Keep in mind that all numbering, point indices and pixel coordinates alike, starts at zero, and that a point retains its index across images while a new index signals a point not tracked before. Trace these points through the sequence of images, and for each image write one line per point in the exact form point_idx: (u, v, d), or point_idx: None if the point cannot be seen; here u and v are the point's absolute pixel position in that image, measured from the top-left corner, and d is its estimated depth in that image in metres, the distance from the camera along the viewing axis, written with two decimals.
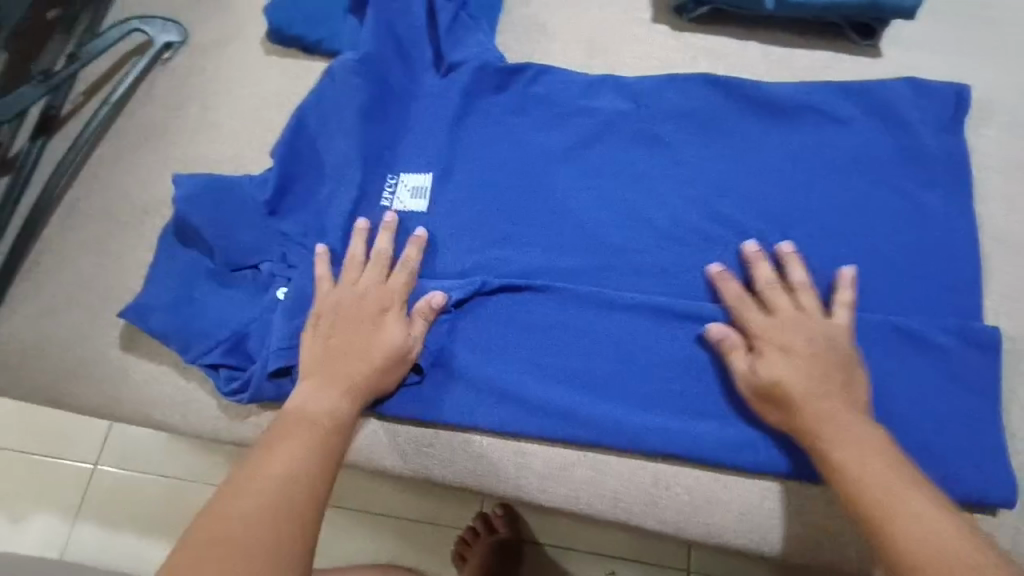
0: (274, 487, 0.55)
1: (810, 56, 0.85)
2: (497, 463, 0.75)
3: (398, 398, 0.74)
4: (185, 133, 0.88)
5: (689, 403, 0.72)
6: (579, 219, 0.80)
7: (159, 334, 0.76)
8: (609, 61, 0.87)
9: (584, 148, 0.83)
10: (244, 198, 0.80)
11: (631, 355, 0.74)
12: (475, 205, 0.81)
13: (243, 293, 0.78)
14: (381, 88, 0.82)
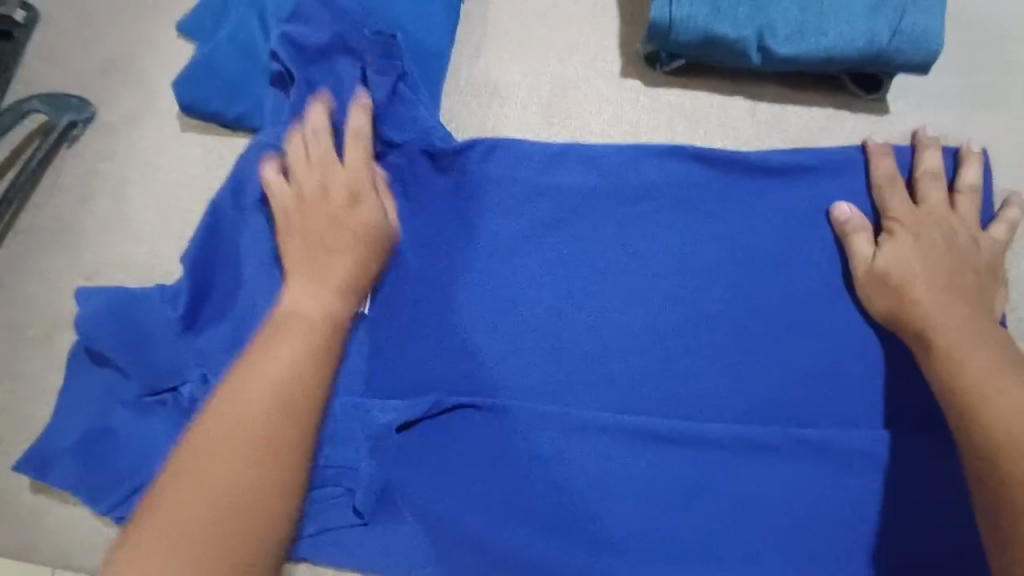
0: (255, 423, 0.53)
1: (804, 116, 0.74)
2: None
3: (340, 547, 0.65)
4: (97, 226, 0.78)
5: (670, 544, 0.63)
6: (542, 319, 0.70)
7: (71, 484, 0.67)
8: (574, 125, 0.76)
9: (547, 233, 0.72)
10: (157, 315, 0.70)
11: (604, 487, 0.65)
12: (420, 306, 0.70)
13: (164, 423, 0.67)
14: None
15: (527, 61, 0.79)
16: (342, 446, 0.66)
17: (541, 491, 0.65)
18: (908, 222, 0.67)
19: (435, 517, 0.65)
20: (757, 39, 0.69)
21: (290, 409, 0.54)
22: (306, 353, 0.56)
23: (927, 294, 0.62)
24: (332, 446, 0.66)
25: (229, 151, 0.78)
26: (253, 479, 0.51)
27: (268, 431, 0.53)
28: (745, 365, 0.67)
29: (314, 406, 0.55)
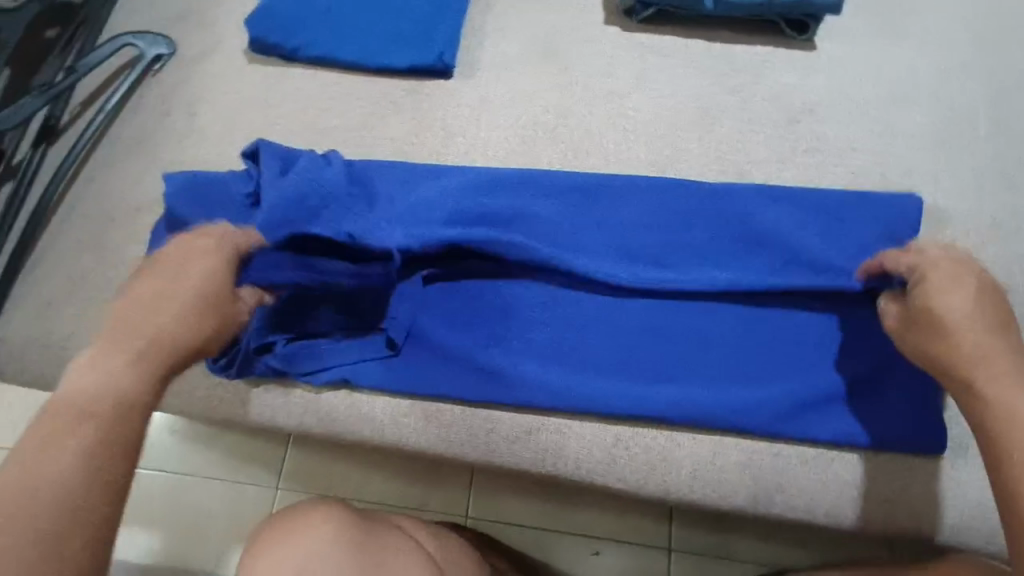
0: (87, 419, 0.51)
1: (750, 51, 0.92)
2: (468, 429, 0.80)
3: (377, 371, 0.80)
4: (171, 135, 0.93)
5: (643, 369, 0.78)
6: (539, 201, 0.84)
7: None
8: (566, 58, 0.94)
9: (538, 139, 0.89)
10: (230, 189, 0.83)
11: (589, 324, 0.80)
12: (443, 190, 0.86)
13: None
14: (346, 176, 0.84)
15: (529, 11, 0.97)
16: (378, 293, 0.81)
17: (540, 330, 0.80)
18: (935, 275, 0.64)
19: (452, 350, 0.80)
20: None
21: (108, 369, 0.55)
22: (145, 355, 0.57)
23: (968, 346, 0.61)
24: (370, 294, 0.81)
25: (284, 76, 0.95)
26: (101, 435, 0.51)
27: (102, 436, 0.52)
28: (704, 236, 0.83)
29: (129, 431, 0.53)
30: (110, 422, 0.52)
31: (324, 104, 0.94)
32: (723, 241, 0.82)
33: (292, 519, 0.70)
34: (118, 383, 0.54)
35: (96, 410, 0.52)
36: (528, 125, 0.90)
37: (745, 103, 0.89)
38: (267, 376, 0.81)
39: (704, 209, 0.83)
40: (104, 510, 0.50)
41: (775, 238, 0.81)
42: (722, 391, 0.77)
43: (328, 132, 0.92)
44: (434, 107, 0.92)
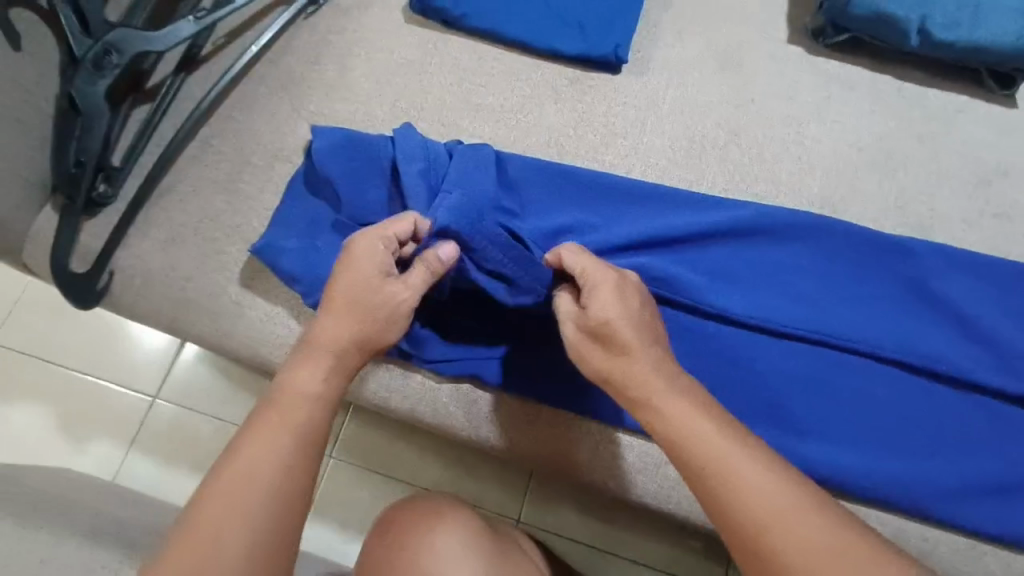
0: (294, 404, 0.58)
1: (944, 98, 0.86)
2: (593, 448, 0.76)
3: (507, 373, 0.76)
4: (320, 87, 0.90)
5: (794, 422, 0.72)
6: (712, 224, 0.77)
7: (289, 276, 0.77)
8: (742, 73, 0.88)
9: (701, 154, 0.84)
10: (378, 153, 0.80)
11: (744, 364, 0.74)
12: (602, 197, 0.80)
13: None
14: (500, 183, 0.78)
15: (708, 17, 0.91)
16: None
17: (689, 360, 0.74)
18: None
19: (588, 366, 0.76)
20: (920, 23, 0.81)
21: (292, 396, 0.58)
22: (335, 365, 0.60)
23: None
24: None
25: (443, 43, 0.91)
26: (296, 427, 0.56)
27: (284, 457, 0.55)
28: (877, 290, 0.76)
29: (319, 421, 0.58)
30: (295, 438, 0.56)
31: (482, 79, 0.89)
32: (899, 306, 0.75)
33: (420, 522, 0.73)
34: (308, 391, 0.59)
35: (299, 406, 0.58)
36: (696, 137, 0.85)
37: (933, 152, 0.83)
38: (395, 356, 0.78)
39: (878, 263, 0.77)
40: (300, 501, 0.54)
41: (953, 308, 0.75)
42: (879, 459, 0.70)
43: (482, 109, 0.87)
44: (597, 102, 0.87)
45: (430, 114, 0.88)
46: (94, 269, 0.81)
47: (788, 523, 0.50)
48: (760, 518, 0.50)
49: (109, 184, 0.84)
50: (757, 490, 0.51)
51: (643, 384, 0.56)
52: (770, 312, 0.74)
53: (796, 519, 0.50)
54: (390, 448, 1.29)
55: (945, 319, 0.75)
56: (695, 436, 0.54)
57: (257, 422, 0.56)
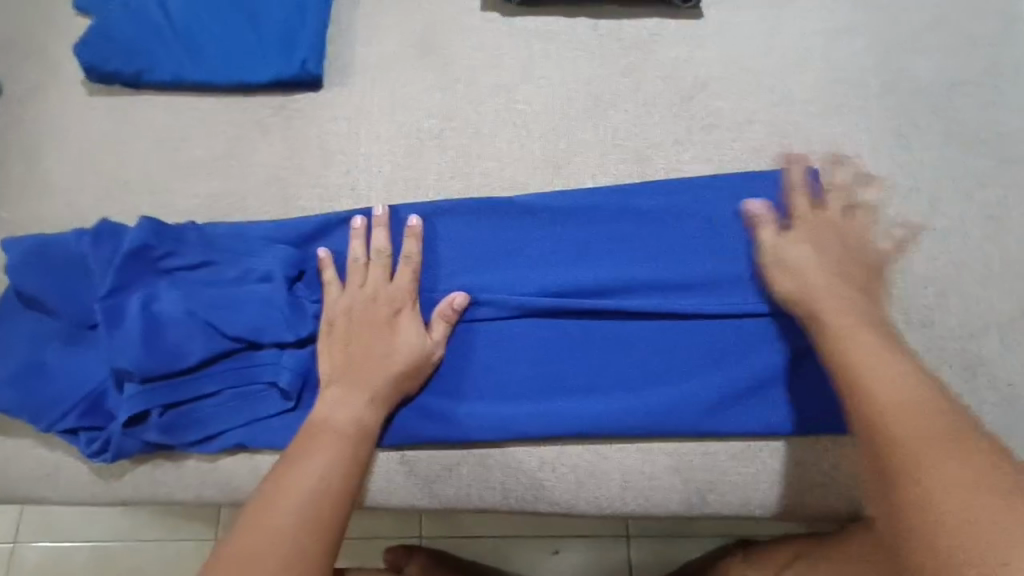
0: (369, 428, 0.67)
1: (638, 25, 0.86)
2: (385, 476, 0.74)
3: (272, 430, 0.73)
4: (11, 191, 0.82)
5: (556, 385, 0.74)
6: (445, 231, 0.78)
7: (11, 408, 0.72)
8: (444, 55, 0.86)
9: (420, 149, 0.82)
10: (77, 251, 0.75)
11: (501, 349, 0.75)
12: (337, 227, 0.77)
13: (93, 352, 0.74)
14: (201, 272, 0.75)
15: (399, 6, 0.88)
16: (265, 347, 0.73)
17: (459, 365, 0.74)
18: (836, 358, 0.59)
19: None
20: None
21: (322, 487, 0.60)
22: (339, 460, 0.63)
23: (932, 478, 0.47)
24: (258, 348, 0.74)
25: (133, 108, 0.85)
26: (355, 454, 0.64)
27: (314, 552, 0.57)
28: (615, 245, 0.77)
29: (364, 438, 0.66)
30: (324, 462, 0.62)
31: (183, 134, 0.84)
32: (637, 246, 0.77)
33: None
34: (311, 489, 0.60)
35: (330, 433, 0.65)
36: (412, 133, 0.83)
37: (638, 84, 0.84)
38: (153, 451, 0.72)
39: (609, 222, 0.78)
40: (323, 520, 0.59)
41: (691, 243, 0.76)
42: (646, 396, 0.72)
43: (192, 166, 0.83)
44: (306, 125, 0.84)
45: (137, 187, 0.82)
46: None
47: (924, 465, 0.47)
48: (909, 471, 0.48)
49: None
50: (931, 450, 0.48)
51: (878, 406, 0.53)
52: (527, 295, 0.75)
53: (923, 467, 0.47)
54: None
55: (683, 246, 0.76)
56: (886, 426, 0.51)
57: (238, 542, 0.56)
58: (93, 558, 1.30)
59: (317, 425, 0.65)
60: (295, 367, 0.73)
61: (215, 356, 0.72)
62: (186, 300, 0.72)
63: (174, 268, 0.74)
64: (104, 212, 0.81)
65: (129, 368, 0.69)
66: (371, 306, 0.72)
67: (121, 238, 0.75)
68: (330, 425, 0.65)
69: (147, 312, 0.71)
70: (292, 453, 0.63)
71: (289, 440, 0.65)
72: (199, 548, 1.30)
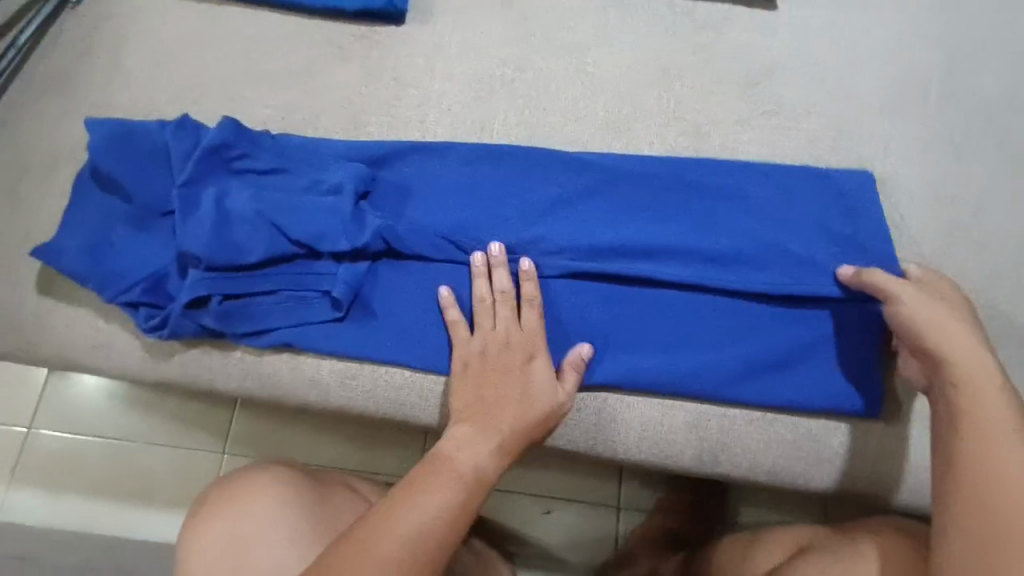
0: (487, 475, 0.66)
1: (713, 8, 0.89)
2: (419, 393, 0.78)
3: (319, 336, 0.77)
4: (95, 76, 0.86)
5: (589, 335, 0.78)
6: (501, 175, 0.82)
7: (78, 276, 0.76)
8: (524, 8, 0.89)
9: (489, 94, 0.86)
10: (158, 140, 0.79)
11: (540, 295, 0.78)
12: (405, 159, 0.82)
13: (161, 236, 0.77)
14: (272, 179, 0.78)
15: None
16: (323, 257, 0.77)
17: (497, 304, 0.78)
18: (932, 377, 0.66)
19: (400, 322, 0.78)
20: None
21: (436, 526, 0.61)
22: (454, 506, 0.63)
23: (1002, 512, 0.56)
24: (316, 257, 0.77)
25: (220, 15, 0.88)
26: (469, 502, 0.64)
27: None
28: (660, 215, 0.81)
29: (480, 482, 0.65)
30: (439, 501, 0.62)
31: (265, 47, 0.87)
32: (683, 216, 0.80)
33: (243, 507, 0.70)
34: (423, 527, 0.60)
35: (453, 475, 0.64)
36: (484, 78, 0.86)
37: (706, 62, 0.87)
38: (205, 336, 0.76)
39: (659, 192, 0.82)
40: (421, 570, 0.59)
41: (736, 223, 0.80)
42: (674, 357, 0.76)
43: (269, 78, 0.86)
44: (384, 56, 0.87)
45: (214, 90, 0.85)
46: None
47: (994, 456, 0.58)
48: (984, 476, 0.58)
49: None
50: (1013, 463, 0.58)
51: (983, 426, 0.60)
52: (569, 250, 0.79)
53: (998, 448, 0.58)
54: (285, 434, 1.34)
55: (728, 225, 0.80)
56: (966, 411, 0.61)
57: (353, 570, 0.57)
58: (104, 456, 1.35)
59: (440, 460, 0.65)
60: (348, 279, 0.76)
61: (276, 257, 0.76)
62: (256, 199, 0.76)
63: (247, 170, 0.78)
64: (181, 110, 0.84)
65: (198, 253, 0.74)
66: (505, 351, 0.73)
67: (202, 134, 0.78)
68: (453, 465, 0.65)
69: (218, 205, 0.75)
70: (408, 487, 0.63)
71: (410, 471, 0.65)
72: (207, 460, 1.34)
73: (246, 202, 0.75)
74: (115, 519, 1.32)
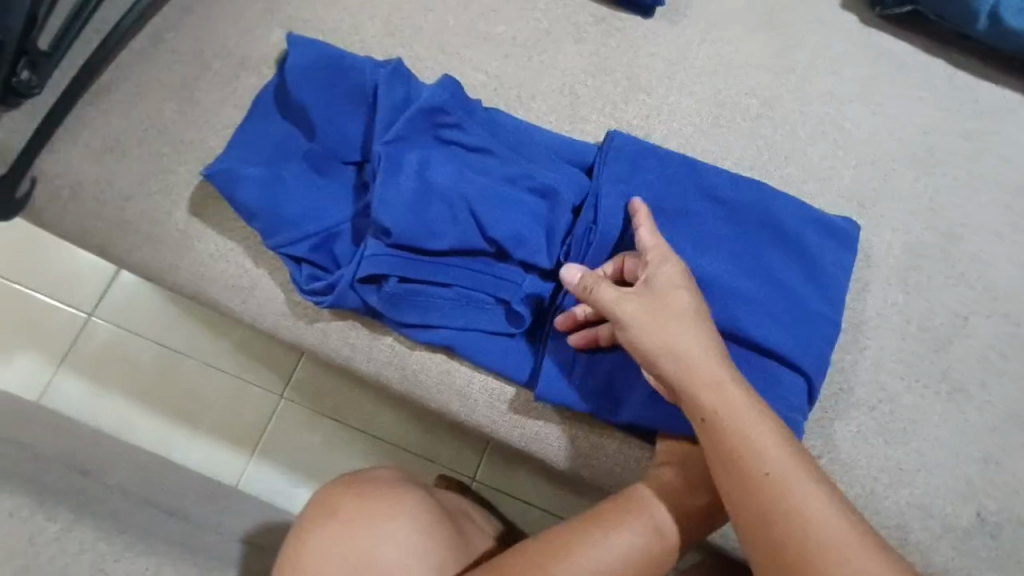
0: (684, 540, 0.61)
1: (998, 93, 0.77)
2: (571, 438, 0.70)
3: (486, 348, 0.68)
4: None
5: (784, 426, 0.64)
6: (739, 216, 0.68)
7: (246, 210, 0.67)
8: (787, 37, 0.77)
9: (728, 124, 0.75)
10: (364, 80, 0.68)
11: (750, 367, 0.64)
12: (639, 167, 0.69)
13: (341, 188, 0.69)
14: (476, 155, 0.68)
15: None
16: (509, 261, 0.67)
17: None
18: None
19: (574, 357, 0.67)
20: (990, 7, 0.72)
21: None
22: (643, 561, 0.59)
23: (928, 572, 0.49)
24: (503, 259, 0.67)
25: None
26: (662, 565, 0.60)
27: None
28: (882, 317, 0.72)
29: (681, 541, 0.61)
30: (632, 548, 0.59)
31: (493, 2, 0.76)
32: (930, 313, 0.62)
33: (370, 525, 0.70)
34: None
35: (649, 528, 0.60)
36: (727, 104, 0.75)
37: (976, 154, 0.75)
38: (364, 313, 0.68)
39: None
40: None
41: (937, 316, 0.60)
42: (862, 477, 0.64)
43: (490, 40, 0.75)
44: (620, 48, 0.76)
45: (428, 37, 0.75)
46: (10, 174, 0.68)
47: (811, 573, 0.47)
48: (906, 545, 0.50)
49: (36, 73, 0.70)
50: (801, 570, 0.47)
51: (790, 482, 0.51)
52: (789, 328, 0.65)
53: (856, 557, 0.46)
54: (347, 395, 1.25)
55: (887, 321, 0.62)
56: (794, 503, 0.49)
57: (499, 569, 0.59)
58: (156, 364, 1.25)
59: (633, 503, 0.61)
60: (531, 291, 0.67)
61: (462, 249, 0.66)
62: (458, 178, 0.66)
63: (453, 141, 0.68)
64: (387, 51, 0.74)
65: (386, 224, 0.64)
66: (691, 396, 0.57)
67: (411, 85, 0.69)
68: (654, 513, 0.61)
69: (417, 175, 0.65)
70: (588, 523, 0.60)
71: (599, 503, 0.62)
72: (261, 398, 1.25)
73: (446, 179, 0.66)
74: (153, 433, 1.23)
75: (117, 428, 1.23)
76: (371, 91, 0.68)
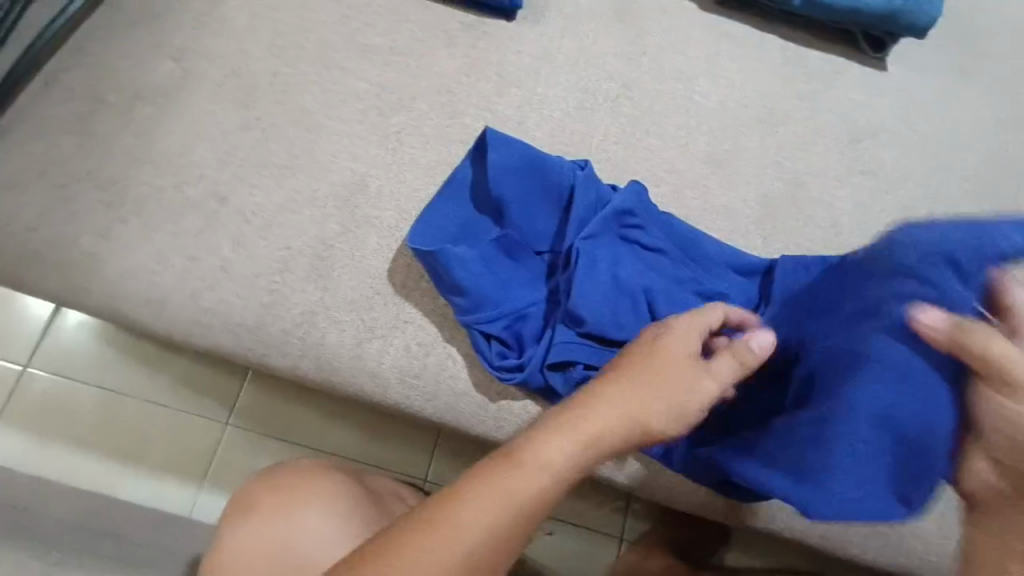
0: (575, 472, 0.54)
1: (824, 58, 0.88)
2: (479, 405, 0.75)
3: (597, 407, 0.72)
4: (188, 19, 0.81)
5: (852, 473, 0.61)
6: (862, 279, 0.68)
7: (455, 287, 0.72)
8: (636, 27, 0.87)
9: (592, 106, 0.83)
10: (563, 176, 0.76)
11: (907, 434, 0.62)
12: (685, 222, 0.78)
13: (528, 273, 0.75)
14: (610, 240, 0.75)
15: None
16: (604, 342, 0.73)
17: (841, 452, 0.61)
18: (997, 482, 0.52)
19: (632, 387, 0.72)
20: None
21: (512, 505, 0.52)
22: (523, 504, 0.52)
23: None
24: None
25: None
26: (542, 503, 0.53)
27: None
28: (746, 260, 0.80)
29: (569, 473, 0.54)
30: (484, 500, 0.52)
31: (369, 19, 0.83)
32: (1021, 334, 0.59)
33: (281, 513, 0.75)
34: (501, 524, 0.52)
35: (536, 471, 0.53)
36: (589, 90, 0.84)
37: (811, 111, 0.86)
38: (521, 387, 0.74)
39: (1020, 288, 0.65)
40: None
41: None
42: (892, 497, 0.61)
43: (369, 52, 0.82)
44: (489, 49, 0.84)
45: (311, 55, 0.82)
46: None
47: (658, 412, 0.56)
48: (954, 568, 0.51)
49: None
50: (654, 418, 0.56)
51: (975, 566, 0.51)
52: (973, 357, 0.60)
53: None
54: (293, 413, 1.27)
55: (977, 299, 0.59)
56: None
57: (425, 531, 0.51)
58: (95, 407, 1.26)
59: (523, 445, 0.54)
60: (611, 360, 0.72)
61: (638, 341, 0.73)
62: (644, 277, 0.74)
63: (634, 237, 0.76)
64: (274, 70, 0.81)
65: (583, 315, 0.71)
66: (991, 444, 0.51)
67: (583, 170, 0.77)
68: (535, 457, 0.53)
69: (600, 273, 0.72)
70: (483, 478, 0.53)
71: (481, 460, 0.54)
72: (205, 427, 1.27)
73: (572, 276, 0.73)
74: (99, 476, 1.23)
75: (59, 475, 1.23)
76: (551, 185, 0.76)
